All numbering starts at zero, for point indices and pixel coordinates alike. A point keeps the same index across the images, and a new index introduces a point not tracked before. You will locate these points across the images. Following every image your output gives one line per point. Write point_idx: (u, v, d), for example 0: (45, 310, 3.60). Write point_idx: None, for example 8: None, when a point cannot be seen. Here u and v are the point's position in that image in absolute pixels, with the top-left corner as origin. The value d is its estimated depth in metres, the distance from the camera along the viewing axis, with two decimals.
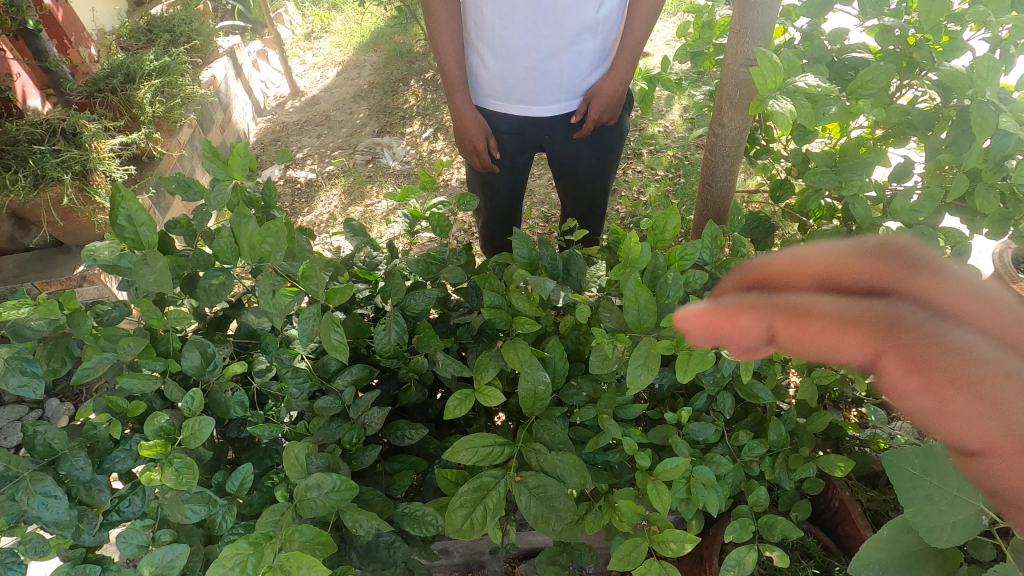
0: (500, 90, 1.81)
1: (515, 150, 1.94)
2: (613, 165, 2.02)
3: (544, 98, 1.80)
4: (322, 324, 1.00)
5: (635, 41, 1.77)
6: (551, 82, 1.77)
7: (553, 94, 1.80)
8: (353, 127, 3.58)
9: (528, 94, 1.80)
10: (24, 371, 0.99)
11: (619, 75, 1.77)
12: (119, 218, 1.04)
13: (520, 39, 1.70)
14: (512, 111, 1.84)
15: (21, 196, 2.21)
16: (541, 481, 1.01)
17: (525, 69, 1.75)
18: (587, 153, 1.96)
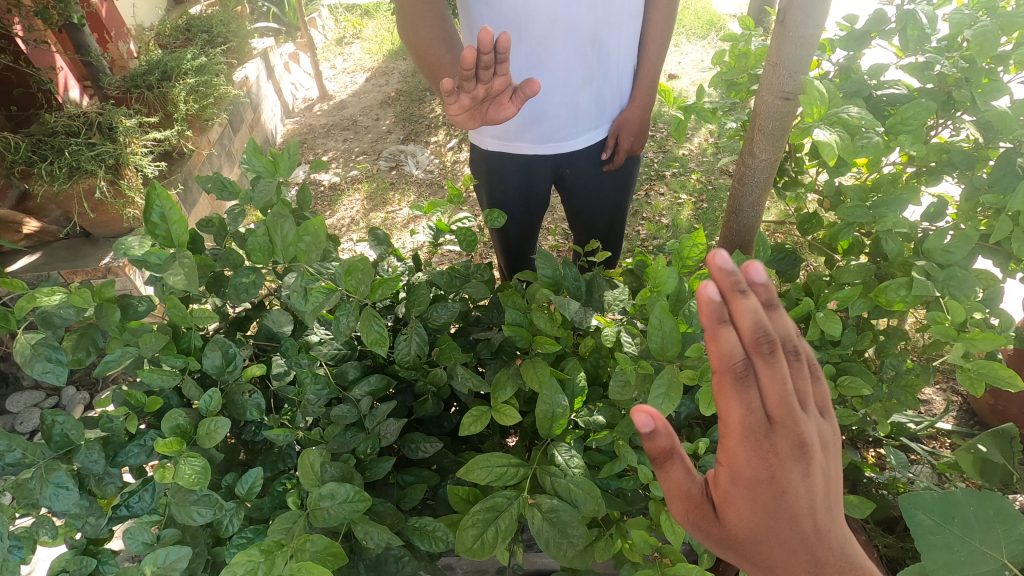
0: (529, 131, 1.73)
1: (542, 184, 1.87)
2: (631, 194, 2.01)
3: (576, 131, 1.76)
4: (364, 318, 1.06)
5: (648, 71, 1.83)
6: (581, 114, 1.74)
7: (582, 128, 1.77)
8: (379, 133, 3.61)
9: (559, 130, 1.74)
10: (49, 358, 1.00)
11: (640, 101, 1.83)
12: (153, 215, 1.05)
13: (549, 75, 1.66)
14: (543, 151, 1.77)
15: (54, 186, 2.25)
16: (554, 506, 0.99)
17: (556, 106, 1.70)
18: (611, 185, 1.94)
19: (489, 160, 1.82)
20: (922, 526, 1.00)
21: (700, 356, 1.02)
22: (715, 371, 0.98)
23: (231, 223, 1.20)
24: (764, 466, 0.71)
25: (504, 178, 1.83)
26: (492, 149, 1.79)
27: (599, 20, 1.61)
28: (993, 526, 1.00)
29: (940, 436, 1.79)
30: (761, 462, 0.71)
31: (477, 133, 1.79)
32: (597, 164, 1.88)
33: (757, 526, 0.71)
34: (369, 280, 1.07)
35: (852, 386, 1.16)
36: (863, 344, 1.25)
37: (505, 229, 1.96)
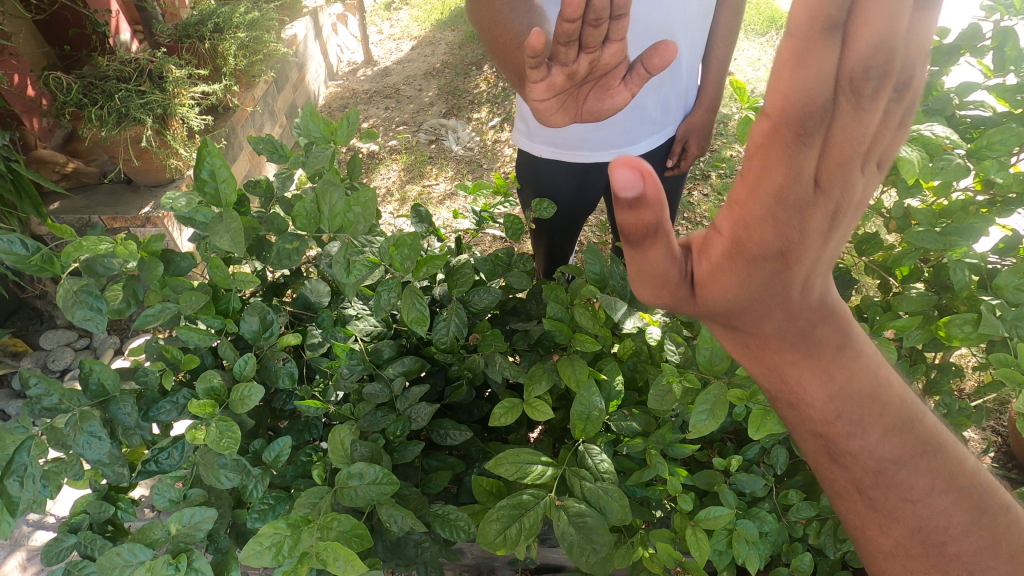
0: (593, 139, 1.64)
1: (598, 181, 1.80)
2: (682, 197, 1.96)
3: (642, 136, 1.68)
4: (405, 294, 1.01)
5: (714, 77, 1.79)
6: (648, 119, 1.66)
7: (648, 133, 1.69)
8: (421, 104, 3.56)
9: (626, 136, 1.66)
10: (89, 305, 1.00)
11: (705, 104, 1.80)
12: (203, 171, 1.03)
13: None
14: (607, 157, 1.68)
15: (103, 131, 2.26)
16: (582, 510, 0.96)
17: (625, 111, 1.61)
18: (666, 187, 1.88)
19: (541, 164, 1.75)
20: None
21: (749, 376, 0.98)
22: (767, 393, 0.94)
23: (279, 187, 1.19)
24: (776, 246, 0.58)
25: (556, 181, 1.77)
26: (547, 156, 1.71)
27: (677, 19, 1.52)
28: None
29: None
30: (783, 217, 0.57)
31: (532, 142, 1.71)
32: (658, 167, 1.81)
33: (741, 299, 0.62)
34: (416, 257, 1.04)
35: None
36: (915, 376, 1.19)
37: (548, 230, 1.91)
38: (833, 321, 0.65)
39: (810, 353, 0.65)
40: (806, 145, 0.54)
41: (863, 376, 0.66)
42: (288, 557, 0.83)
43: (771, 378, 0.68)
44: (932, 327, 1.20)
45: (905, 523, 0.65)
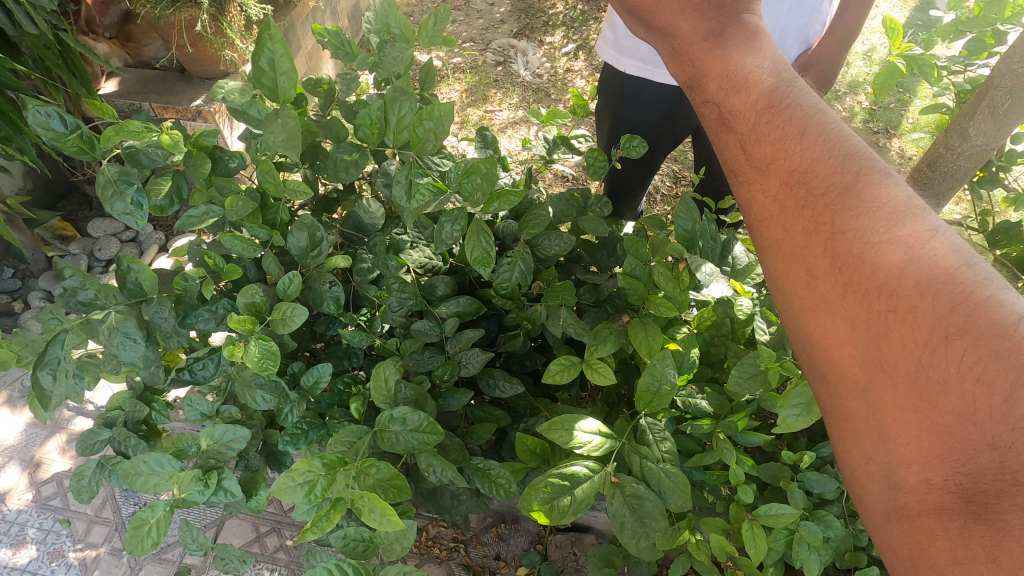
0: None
1: (686, 115, 1.64)
2: None
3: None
4: (470, 232, 0.89)
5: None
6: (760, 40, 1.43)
7: None
8: (491, 21, 3.29)
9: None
10: (129, 199, 0.91)
11: (837, 33, 1.35)
12: (261, 59, 0.90)
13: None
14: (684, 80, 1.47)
15: (157, 10, 2.16)
16: (639, 491, 0.86)
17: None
18: None
19: (626, 85, 1.58)
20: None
21: None
22: None
23: (341, 89, 1.05)
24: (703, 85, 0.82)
25: (641, 109, 1.60)
26: (631, 73, 1.53)
27: None
28: None
29: None
30: (691, 68, 0.84)
31: (618, 55, 1.54)
32: None
33: (719, 131, 0.80)
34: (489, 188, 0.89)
35: None
36: None
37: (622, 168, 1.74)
38: (885, 204, 0.63)
39: (794, 172, 0.70)
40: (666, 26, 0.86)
41: (909, 257, 0.59)
42: (320, 498, 0.77)
43: (800, 270, 0.65)
44: None
45: (943, 447, 0.52)
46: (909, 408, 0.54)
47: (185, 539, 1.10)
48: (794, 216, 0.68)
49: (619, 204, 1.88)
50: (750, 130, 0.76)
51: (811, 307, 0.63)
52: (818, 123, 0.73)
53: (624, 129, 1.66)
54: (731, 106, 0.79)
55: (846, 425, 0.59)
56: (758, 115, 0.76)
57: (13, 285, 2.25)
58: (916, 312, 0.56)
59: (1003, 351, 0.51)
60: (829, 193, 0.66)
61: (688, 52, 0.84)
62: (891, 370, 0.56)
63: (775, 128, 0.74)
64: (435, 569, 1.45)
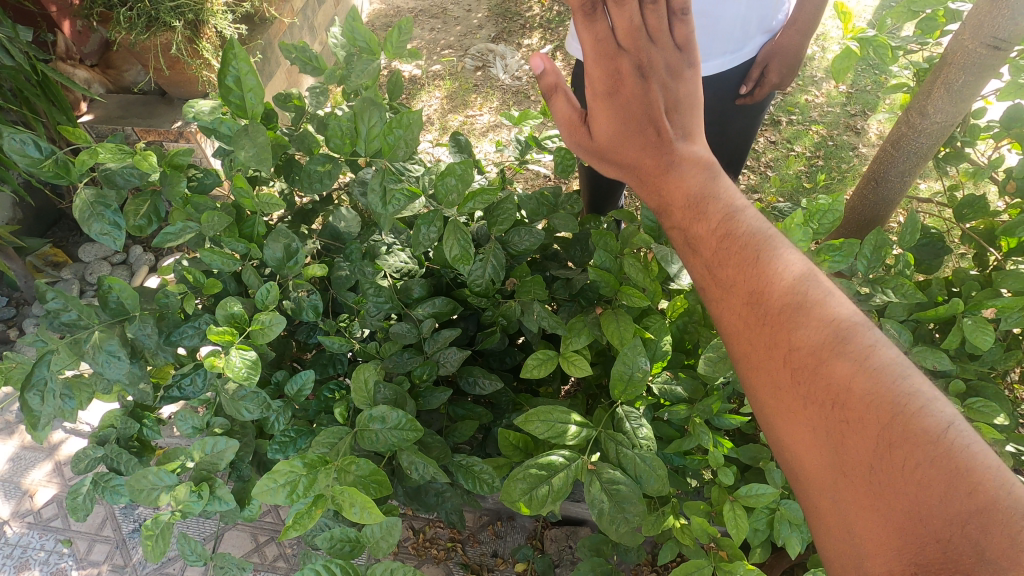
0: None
1: None
2: (746, 150, 1.65)
3: (709, 54, 1.33)
4: (448, 231, 0.91)
5: None
6: (720, 35, 1.30)
7: (717, 50, 1.33)
8: (469, 27, 3.32)
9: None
10: (107, 220, 0.94)
11: (798, 23, 1.36)
12: (227, 78, 0.92)
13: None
14: None
15: (133, 35, 2.19)
16: (616, 477, 0.88)
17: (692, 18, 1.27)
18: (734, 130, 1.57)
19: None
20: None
21: None
22: None
23: (310, 102, 1.07)
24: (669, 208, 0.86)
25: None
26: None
27: None
28: None
29: None
30: (658, 195, 0.88)
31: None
32: (730, 97, 1.47)
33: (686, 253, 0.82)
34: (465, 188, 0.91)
35: (982, 410, 0.98)
36: (1008, 364, 1.04)
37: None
38: (833, 319, 0.67)
39: (752, 289, 0.72)
40: (630, 161, 0.90)
41: (858, 369, 0.62)
42: (303, 497, 0.79)
43: (766, 385, 0.67)
44: None
45: (900, 541, 0.53)
46: (869, 505, 0.55)
47: (183, 551, 1.12)
48: (754, 329, 0.70)
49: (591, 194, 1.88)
50: (712, 251, 0.78)
51: (779, 418, 0.65)
52: (772, 244, 0.76)
53: None
54: (693, 230, 0.82)
55: (820, 527, 0.59)
56: (718, 236, 0.79)
57: (8, 313, 2.28)
58: (865, 418, 0.58)
59: (939, 455, 0.55)
60: (785, 311, 0.69)
61: (654, 180, 0.88)
62: (850, 472, 0.58)
63: (735, 247, 0.77)
64: (433, 569, 1.46)
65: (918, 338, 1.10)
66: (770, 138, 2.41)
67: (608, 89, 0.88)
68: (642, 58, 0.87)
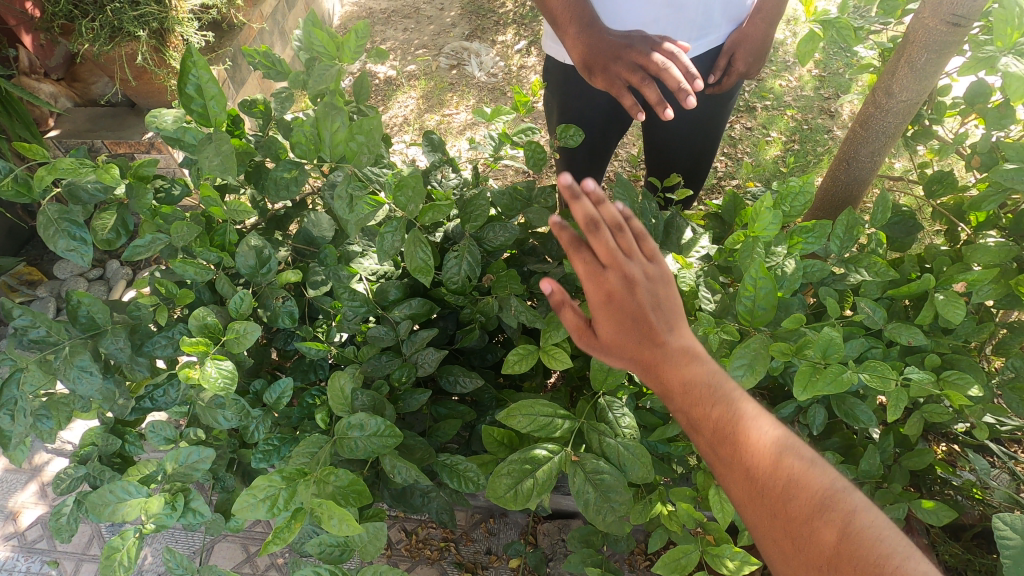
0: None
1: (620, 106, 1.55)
2: (719, 138, 1.63)
3: (675, 43, 1.35)
4: (408, 243, 0.91)
5: None
6: (685, 23, 1.32)
7: (683, 37, 1.35)
8: (442, 26, 3.30)
9: (656, 41, 1.34)
10: (72, 235, 0.92)
11: (763, 11, 1.35)
12: (188, 86, 0.91)
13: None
14: None
15: (97, 47, 2.17)
16: (600, 468, 0.88)
17: (657, 8, 1.29)
18: (704, 119, 1.56)
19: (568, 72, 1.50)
20: (996, 546, 0.80)
21: (793, 329, 0.88)
22: (815, 349, 0.84)
23: (276, 107, 1.06)
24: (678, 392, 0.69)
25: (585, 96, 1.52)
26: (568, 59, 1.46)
27: None
28: None
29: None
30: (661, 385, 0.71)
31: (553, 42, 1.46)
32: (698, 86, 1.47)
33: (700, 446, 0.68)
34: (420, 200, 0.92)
35: (957, 384, 0.99)
36: (981, 336, 1.05)
37: (571, 155, 1.68)
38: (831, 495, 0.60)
39: (754, 474, 0.62)
40: (628, 351, 0.72)
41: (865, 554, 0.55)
42: (283, 510, 0.78)
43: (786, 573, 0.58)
44: (1007, 282, 1.06)
45: None
46: None
47: (170, 565, 1.11)
48: (764, 517, 0.61)
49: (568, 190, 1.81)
50: (715, 441, 0.66)
51: None
52: (777, 431, 0.64)
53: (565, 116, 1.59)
54: (700, 420, 0.67)
55: None
56: (720, 422, 0.66)
57: None
58: None
59: None
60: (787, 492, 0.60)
61: (646, 363, 0.72)
62: None
63: (738, 431, 0.65)
64: (427, 570, 1.46)
65: (894, 315, 1.11)
66: (746, 124, 2.42)
67: (603, 297, 0.72)
68: (627, 272, 0.72)
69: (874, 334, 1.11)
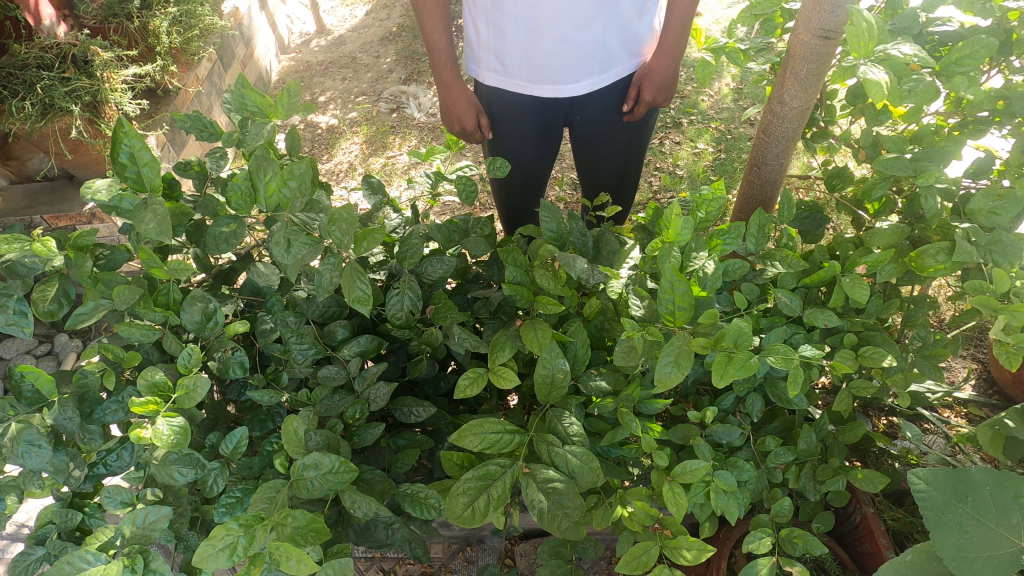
0: (525, 66, 1.45)
1: (545, 138, 1.62)
2: (641, 161, 1.74)
3: (578, 74, 1.46)
4: (347, 274, 0.97)
5: (681, 9, 1.44)
6: (584, 56, 1.43)
7: (587, 70, 1.46)
8: (380, 72, 3.41)
9: (559, 71, 1.45)
10: (11, 310, 0.93)
11: (663, 48, 1.47)
12: (120, 155, 0.95)
13: (547, 3, 1.36)
14: (538, 93, 1.49)
15: (29, 125, 2.17)
16: (552, 476, 0.93)
17: (555, 43, 1.40)
18: (623, 144, 1.67)
19: (493, 103, 1.56)
20: (915, 500, 0.88)
21: (712, 324, 0.96)
22: (730, 340, 0.91)
23: (209, 166, 1.10)
24: None
25: (511, 123, 1.57)
26: (491, 85, 1.52)
27: None
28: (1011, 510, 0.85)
29: (954, 406, 1.56)
30: None
31: (476, 68, 1.52)
32: (614, 114, 1.59)
33: None
34: (355, 231, 0.98)
35: (873, 357, 1.08)
36: (889, 312, 1.15)
37: (506, 183, 1.71)
38: None
39: None
40: None
41: None
42: (243, 556, 0.79)
43: None
44: (904, 260, 1.16)
45: None
46: None
47: None
48: None
49: (506, 214, 1.81)
50: None
51: None
52: None
53: (496, 147, 1.64)
54: None
55: None
56: None
57: None
58: None
59: None
60: None
61: None
62: None
63: None
64: None
65: (811, 301, 1.20)
66: (674, 140, 2.57)
67: None
68: None
69: (796, 320, 1.20)
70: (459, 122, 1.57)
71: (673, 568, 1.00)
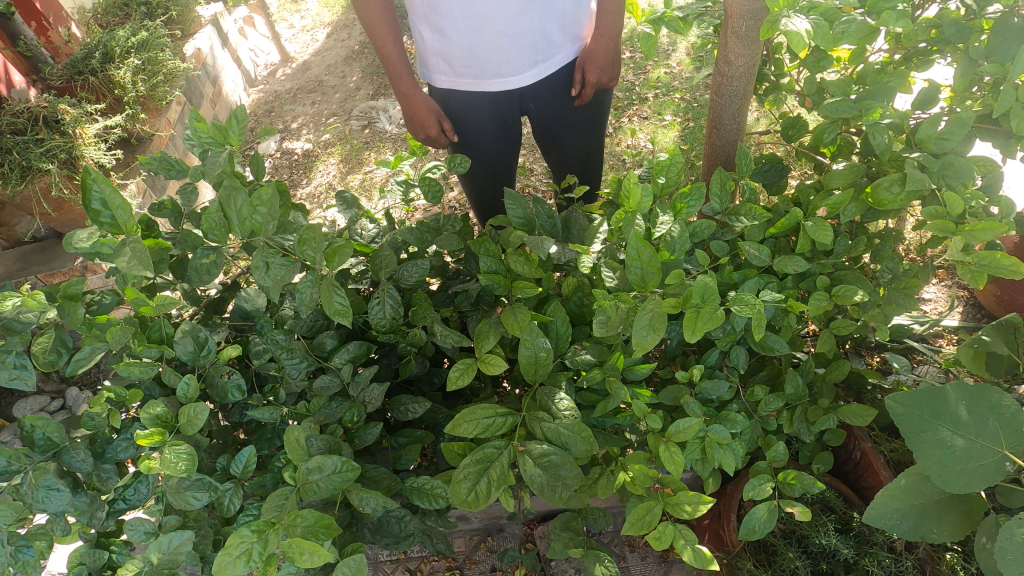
0: (470, 65, 1.49)
1: (504, 130, 1.65)
2: (601, 139, 1.78)
3: (522, 65, 1.49)
4: (326, 289, 1.01)
5: None
6: (524, 47, 1.47)
7: (530, 60, 1.49)
8: (348, 91, 3.46)
9: (504, 64, 1.48)
10: (13, 364, 0.98)
11: (603, 30, 1.52)
12: (93, 202, 0.99)
13: (481, 1, 1.39)
14: (486, 88, 1.53)
15: (10, 190, 2.23)
16: (546, 451, 0.96)
17: (494, 38, 1.43)
18: (580, 126, 1.70)
19: (448, 103, 1.60)
20: (897, 425, 0.90)
21: (679, 284, 0.99)
22: (696, 296, 0.94)
23: (183, 203, 1.14)
24: None
25: (469, 120, 1.61)
26: (444, 87, 1.56)
27: None
28: (988, 419, 0.88)
29: (944, 334, 1.59)
30: None
31: (428, 72, 1.56)
32: (565, 98, 1.62)
33: None
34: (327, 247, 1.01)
35: (844, 294, 1.10)
36: (857, 249, 1.17)
37: (473, 178, 1.75)
38: None
39: None
40: None
41: None
42: (260, 561, 0.83)
43: None
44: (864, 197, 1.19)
45: None
46: None
47: None
48: None
49: (479, 207, 1.85)
50: None
51: None
52: None
53: (458, 146, 1.67)
54: None
55: None
56: None
57: None
58: None
59: None
60: None
61: None
62: None
63: None
64: None
65: (781, 250, 1.23)
66: (642, 115, 2.60)
67: None
68: None
69: (768, 270, 1.23)
70: (424, 130, 1.59)
71: (678, 523, 1.03)
